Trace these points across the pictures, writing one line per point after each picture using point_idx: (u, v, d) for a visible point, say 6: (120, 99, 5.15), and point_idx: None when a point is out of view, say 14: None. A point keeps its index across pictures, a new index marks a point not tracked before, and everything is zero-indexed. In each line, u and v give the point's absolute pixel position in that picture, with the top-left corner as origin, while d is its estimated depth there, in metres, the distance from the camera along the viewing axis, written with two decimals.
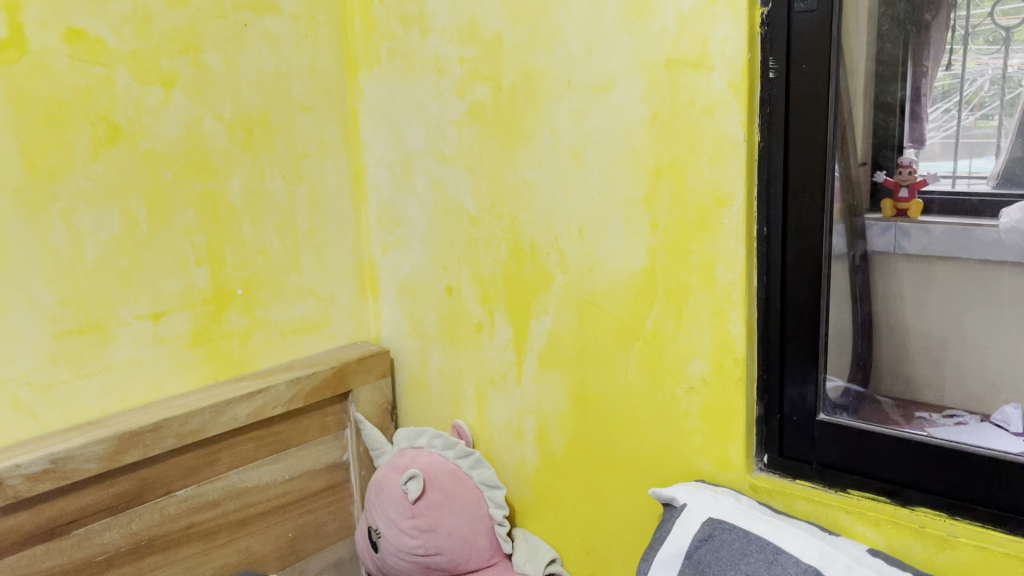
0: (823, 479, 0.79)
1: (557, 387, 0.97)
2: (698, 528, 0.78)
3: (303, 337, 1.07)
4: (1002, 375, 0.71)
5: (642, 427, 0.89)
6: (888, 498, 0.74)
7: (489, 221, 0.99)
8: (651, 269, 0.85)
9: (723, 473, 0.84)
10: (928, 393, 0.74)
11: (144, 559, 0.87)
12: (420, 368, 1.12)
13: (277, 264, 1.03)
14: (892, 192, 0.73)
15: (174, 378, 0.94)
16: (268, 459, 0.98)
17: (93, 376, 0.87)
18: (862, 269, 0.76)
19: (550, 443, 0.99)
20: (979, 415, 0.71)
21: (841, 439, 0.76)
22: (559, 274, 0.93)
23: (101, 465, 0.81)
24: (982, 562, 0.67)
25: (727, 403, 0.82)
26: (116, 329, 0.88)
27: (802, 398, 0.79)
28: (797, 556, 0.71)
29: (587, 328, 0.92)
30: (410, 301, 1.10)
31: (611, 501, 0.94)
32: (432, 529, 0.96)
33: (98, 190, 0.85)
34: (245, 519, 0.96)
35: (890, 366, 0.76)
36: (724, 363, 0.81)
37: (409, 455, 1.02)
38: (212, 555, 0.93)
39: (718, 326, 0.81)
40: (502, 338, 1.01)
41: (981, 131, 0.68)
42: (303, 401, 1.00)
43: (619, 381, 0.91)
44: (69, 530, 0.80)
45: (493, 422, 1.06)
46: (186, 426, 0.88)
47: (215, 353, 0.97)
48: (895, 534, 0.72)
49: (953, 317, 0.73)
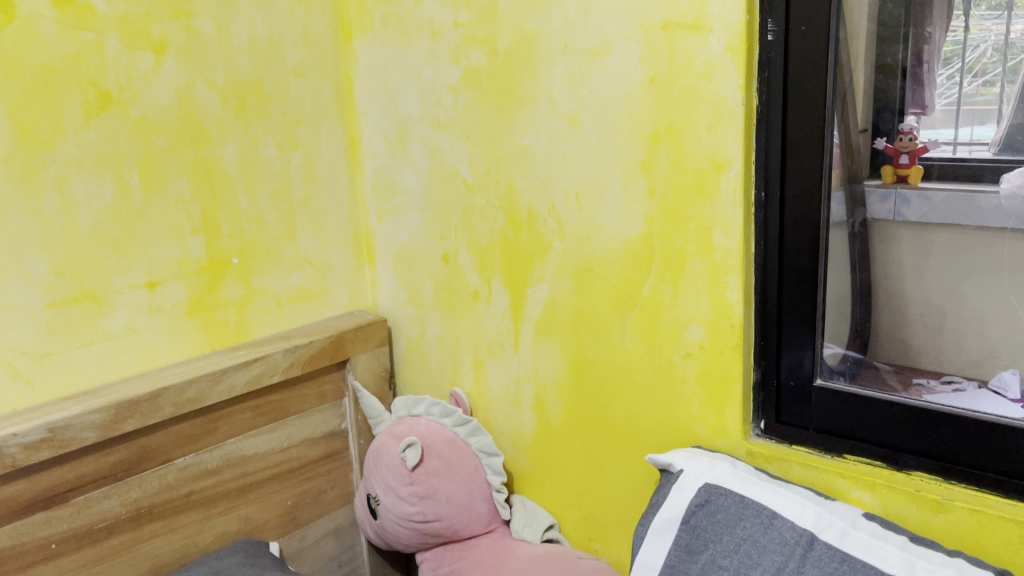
0: (819, 444, 0.79)
1: (554, 355, 0.97)
2: (694, 493, 0.79)
3: (300, 306, 1.07)
4: (1000, 342, 0.70)
5: (639, 394, 0.89)
6: (884, 463, 0.75)
7: (485, 188, 0.98)
8: (648, 236, 0.84)
9: (720, 439, 0.84)
10: (925, 360, 0.74)
11: (144, 527, 0.88)
12: (418, 337, 1.12)
13: (273, 233, 1.02)
14: (892, 158, 0.72)
15: (171, 347, 0.94)
16: (266, 427, 0.98)
17: (89, 345, 0.86)
18: (861, 236, 0.75)
19: (547, 410, 1.00)
20: (976, 382, 0.71)
21: (838, 404, 0.77)
22: (556, 241, 0.93)
23: (99, 433, 0.81)
24: (977, 525, 0.68)
25: (724, 370, 0.82)
26: (111, 298, 0.88)
27: (799, 362, 0.79)
28: (793, 520, 0.72)
29: (584, 295, 0.92)
30: (407, 269, 1.10)
31: (608, 468, 0.95)
32: (430, 495, 0.96)
33: (90, 158, 0.84)
34: (244, 487, 0.97)
35: (888, 332, 0.76)
36: (720, 329, 0.81)
37: (408, 423, 1.02)
38: (212, 522, 0.94)
39: (716, 292, 0.80)
40: (499, 306, 1.01)
41: (983, 98, 0.67)
42: (300, 369, 0.99)
43: (616, 348, 0.91)
44: (69, 498, 0.81)
45: (491, 390, 1.06)
46: (183, 395, 0.88)
47: (211, 323, 0.97)
48: (890, 498, 0.72)
49: (953, 284, 0.72)
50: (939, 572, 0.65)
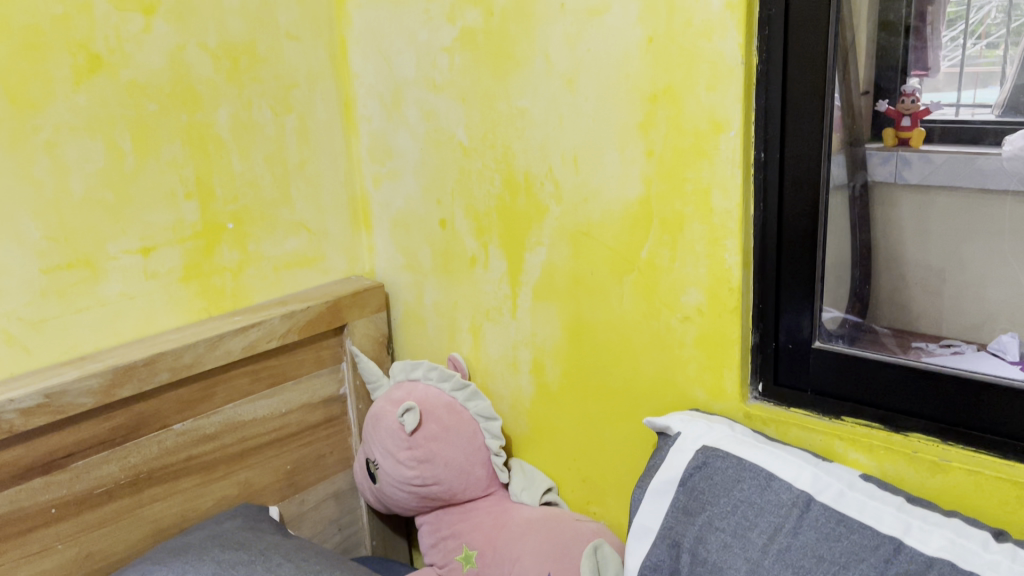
0: (817, 407, 0.79)
1: (552, 319, 0.97)
2: (692, 455, 0.79)
3: (296, 272, 1.06)
4: (1000, 306, 0.70)
5: (637, 358, 0.89)
6: (883, 425, 0.74)
7: (481, 151, 0.97)
8: (646, 199, 0.84)
9: (717, 402, 0.84)
10: (923, 325, 0.73)
11: (144, 492, 0.88)
12: (415, 302, 1.12)
13: (268, 198, 1.01)
14: (894, 121, 0.71)
15: (167, 313, 0.93)
16: (264, 392, 0.98)
17: (85, 311, 0.86)
18: (861, 200, 0.75)
19: (545, 374, 1.00)
20: (975, 345, 0.71)
21: (837, 367, 0.76)
22: (554, 205, 0.92)
23: (97, 398, 0.81)
24: (974, 486, 0.68)
25: (722, 333, 0.81)
26: (105, 264, 0.87)
27: (797, 325, 0.78)
28: (790, 482, 0.72)
29: (582, 258, 0.91)
30: (404, 234, 1.09)
31: (606, 431, 0.95)
32: (429, 460, 0.97)
33: (81, 122, 0.83)
34: (244, 452, 0.97)
35: (888, 297, 0.75)
36: (718, 292, 0.80)
37: (406, 388, 1.02)
38: (211, 487, 0.94)
39: (714, 255, 0.80)
40: (497, 271, 1.01)
41: (986, 60, 0.65)
42: (297, 335, 0.99)
43: (614, 312, 0.90)
44: (67, 463, 0.81)
45: (489, 355, 1.06)
46: (180, 360, 0.87)
47: (207, 288, 0.97)
48: (887, 459, 0.73)
49: (953, 248, 0.71)
50: (934, 533, 0.65)
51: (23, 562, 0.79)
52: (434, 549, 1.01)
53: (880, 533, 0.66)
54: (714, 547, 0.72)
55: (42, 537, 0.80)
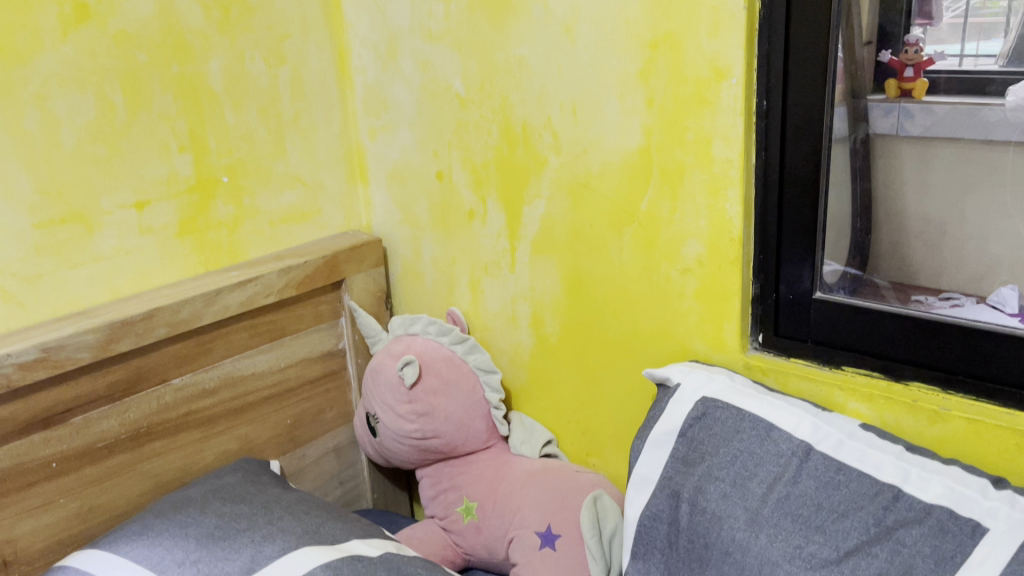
0: (817, 357, 0.79)
1: (551, 273, 0.96)
2: (692, 406, 0.79)
3: (293, 226, 1.05)
4: (1001, 259, 0.69)
5: (637, 310, 0.89)
6: (883, 374, 0.74)
7: (479, 102, 0.95)
8: (646, 149, 0.82)
9: (717, 354, 0.84)
10: (924, 278, 0.73)
11: (144, 446, 0.88)
12: (413, 257, 1.11)
13: (263, 152, 1.00)
14: (897, 72, 0.70)
15: (163, 268, 0.93)
16: (262, 347, 0.98)
17: (80, 267, 0.85)
18: (862, 153, 0.74)
19: (544, 328, 0.99)
20: (974, 298, 0.70)
21: (838, 318, 0.76)
22: (552, 156, 0.91)
23: (94, 354, 0.80)
24: (973, 433, 0.68)
25: (722, 284, 0.81)
26: (99, 218, 0.86)
27: (798, 276, 0.78)
28: (790, 432, 0.72)
29: (581, 210, 0.90)
30: (401, 188, 1.08)
31: (606, 384, 0.95)
32: (429, 413, 0.97)
33: (70, 74, 0.81)
34: (243, 407, 0.97)
35: (888, 251, 0.75)
36: (719, 243, 0.80)
37: (405, 342, 1.02)
38: (212, 442, 0.95)
39: (715, 205, 0.79)
40: (495, 224, 1.00)
41: (989, 11, 0.64)
42: (295, 290, 0.99)
43: (613, 264, 0.89)
44: (66, 419, 0.81)
45: (488, 309, 1.05)
46: (177, 315, 0.87)
47: (203, 244, 0.96)
48: (887, 409, 0.73)
49: (953, 201, 0.70)
50: (934, 480, 0.65)
51: (26, 516, 0.79)
52: (435, 501, 1.01)
53: (879, 481, 0.67)
54: (713, 496, 0.72)
55: (44, 492, 0.80)
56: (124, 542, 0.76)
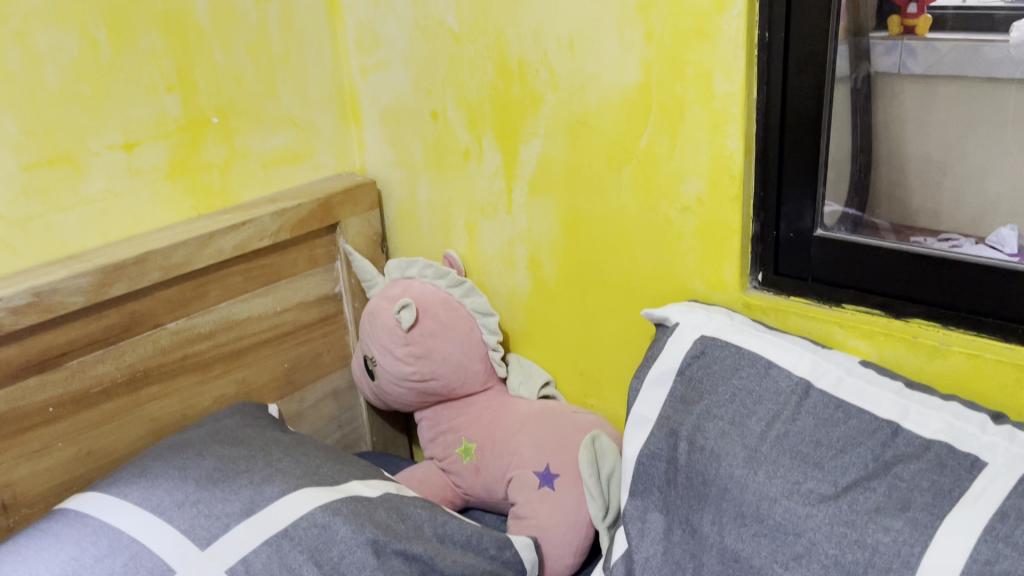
0: (817, 295, 0.78)
1: (548, 214, 0.95)
2: (690, 345, 0.79)
3: (286, 168, 1.04)
4: (1001, 197, 0.68)
5: (635, 250, 0.88)
6: (883, 311, 0.74)
7: (473, 38, 0.93)
8: (645, 84, 0.80)
9: (716, 293, 0.83)
10: (923, 218, 0.72)
11: (141, 391, 0.88)
12: (409, 199, 1.09)
13: (252, 92, 0.98)
14: (900, 8, 0.67)
15: (154, 211, 0.91)
16: (257, 291, 0.97)
17: (69, 210, 0.84)
18: (863, 92, 0.72)
19: (542, 270, 0.98)
20: (973, 239, 0.69)
21: (838, 256, 0.75)
22: (549, 93, 0.89)
23: (87, 298, 0.80)
24: (973, 369, 0.68)
25: (722, 222, 0.80)
26: (87, 160, 0.84)
27: (799, 214, 0.77)
28: (789, 370, 0.72)
29: (578, 149, 0.89)
30: (395, 129, 1.06)
31: (604, 326, 0.95)
32: (427, 355, 0.96)
33: (51, 10, 0.79)
34: (239, 351, 0.97)
35: (888, 192, 0.74)
36: (719, 180, 0.79)
37: (401, 285, 1.01)
38: (209, 386, 0.94)
39: (715, 141, 0.77)
40: (491, 164, 0.98)
41: None
42: (290, 233, 0.98)
43: (611, 204, 0.88)
44: (61, 363, 0.80)
45: (485, 251, 1.04)
46: (170, 258, 0.86)
47: (195, 186, 0.94)
48: (887, 346, 0.72)
49: (954, 139, 0.69)
50: (932, 416, 0.66)
51: (24, 459, 0.79)
52: (434, 443, 1.02)
53: (878, 418, 0.67)
54: (712, 434, 0.72)
55: (42, 435, 0.80)
56: (123, 485, 0.76)
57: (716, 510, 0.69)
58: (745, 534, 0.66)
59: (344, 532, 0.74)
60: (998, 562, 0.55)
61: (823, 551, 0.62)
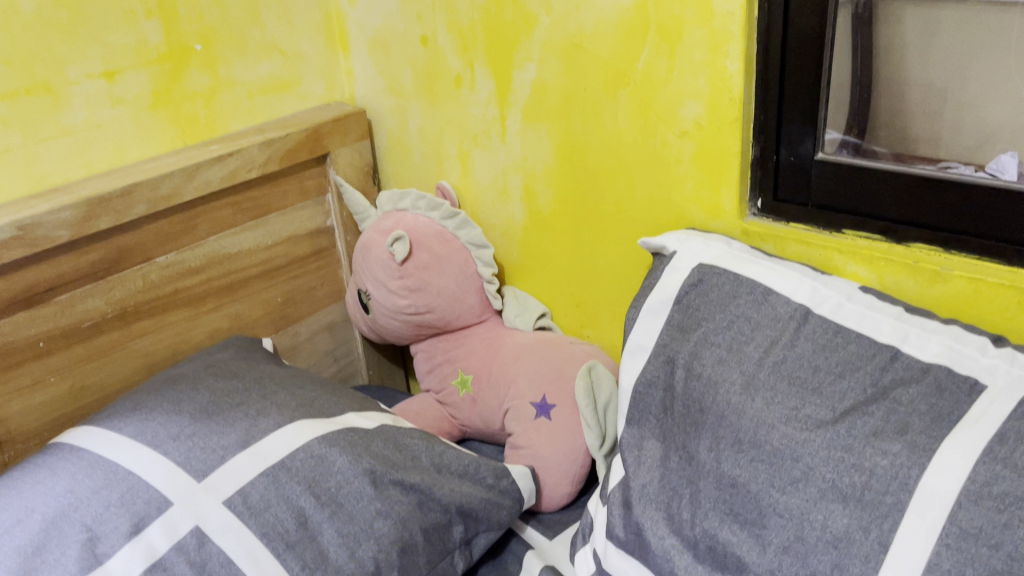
0: (817, 222, 0.77)
1: (543, 141, 0.93)
2: (687, 274, 0.78)
3: (273, 98, 1.01)
4: (1002, 126, 0.66)
5: (632, 177, 0.86)
6: (884, 237, 0.73)
7: None
8: (642, 4, 0.78)
9: (713, 220, 0.82)
10: (923, 147, 0.70)
11: (133, 326, 0.87)
12: (400, 129, 1.07)
13: (236, 18, 0.94)
14: None
15: (139, 142, 0.89)
16: (247, 225, 0.95)
17: (50, 140, 0.82)
18: (865, 19, 0.69)
19: (536, 200, 0.97)
20: (973, 167, 0.68)
21: (840, 181, 0.74)
22: (543, 16, 0.86)
23: (73, 232, 0.78)
24: (974, 293, 0.67)
25: (721, 147, 0.78)
26: (67, 89, 0.82)
27: (799, 139, 0.75)
28: (788, 296, 0.72)
29: (574, 73, 0.86)
30: (384, 56, 1.03)
31: (600, 257, 0.93)
32: (421, 288, 0.95)
33: None
34: (231, 285, 0.96)
35: (888, 121, 0.72)
36: (718, 103, 0.76)
37: (395, 218, 0.99)
38: (201, 320, 0.93)
39: (715, 63, 0.75)
40: (484, 91, 0.95)
41: None
42: (279, 165, 0.95)
43: (608, 131, 0.86)
44: (50, 298, 0.79)
45: (478, 181, 1.02)
46: (157, 191, 0.84)
47: (180, 116, 0.92)
48: (888, 271, 0.72)
49: (956, 67, 0.67)
50: (932, 340, 0.65)
51: (17, 395, 0.79)
52: (430, 376, 1.01)
53: (878, 342, 0.66)
54: (709, 362, 0.72)
55: (33, 370, 0.79)
56: (117, 419, 0.76)
57: (714, 437, 0.69)
58: (743, 460, 0.66)
59: (341, 464, 0.74)
60: (996, 483, 0.55)
61: (821, 476, 0.62)
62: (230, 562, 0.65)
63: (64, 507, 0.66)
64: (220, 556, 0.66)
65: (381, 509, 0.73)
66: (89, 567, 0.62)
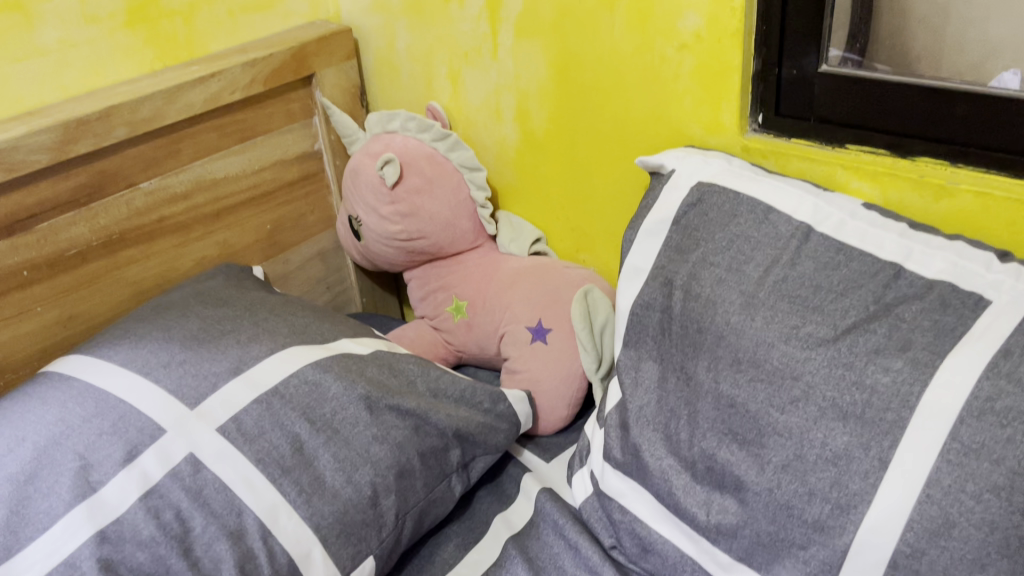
0: (820, 137, 0.74)
1: (537, 58, 0.89)
2: (686, 193, 0.76)
3: (255, 16, 0.97)
4: (1006, 43, 0.64)
5: (629, 94, 0.83)
6: (889, 151, 0.70)
7: None
8: None
9: (712, 137, 0.80)
10: (923, 65, 0.68)
11: (119, 254, 0.85)
12: (387, 48, 1.03)
13: None
14: None
15: (116, 63, 0.85)
16: (233, 149, 0.93)
17: (23, 62, 0.78)
18: None
19: (530, 121, 0.94)
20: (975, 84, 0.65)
21: (843, 94, 0.71)
22: None
23: (52, 156, 0.75)
24: (980, 208, 0.66)
25: (721, 60, 0.75)
26: (38, 7, 0.78)
27: (802, 52, 0.72)
28: (790, 214, 0.70)
29: None
30: None
31: (596, 178, 0.91)
32: (413, 214, 0.93)
33: None
34: (219, 212, 0.93)
35: (890, 37, 0.70)
36: (719, 14, 0.73)
37: (384, 141, 0.96)
38: (189, 248, 0.91)
39: None
40: (474, 6, 0.92)
41: None
42: (263, 86, 0.92)
43: (603, 45, 0.83)
44: (32, 226, 0.77)
45: (470, 102, 0.99)
46: (137, 114, 0.81)
47: (158, 36, 0.88)
48: (892, 187, 0.70)
49: None
50: (937, 257, 0.64)
51: (3, 325, 0.77)
52: (424, 302, 1.00)
53: (881, 260, 0.65)
54: (708, 282, 0.70)
55: (19, 300, 0.78)
56: (107, 347, 0.74)
57: (712, 358, 0.68)
58: (741, 380, 0.66)
59: (335, 390, 0.73)
60: (999, 398, 0.55)
61: (820, 394, 0.61)
62: (226, 488, 0.65)
63: (55, 436, 0.65)
64: (216, 482, 0.65)
65: (378, 435, 0.72)
66: (83, 494, 0.62)
